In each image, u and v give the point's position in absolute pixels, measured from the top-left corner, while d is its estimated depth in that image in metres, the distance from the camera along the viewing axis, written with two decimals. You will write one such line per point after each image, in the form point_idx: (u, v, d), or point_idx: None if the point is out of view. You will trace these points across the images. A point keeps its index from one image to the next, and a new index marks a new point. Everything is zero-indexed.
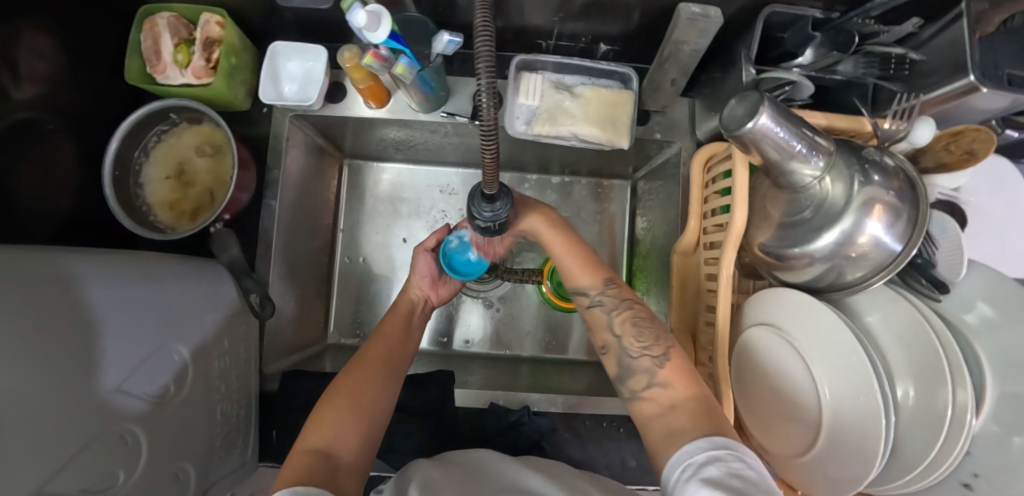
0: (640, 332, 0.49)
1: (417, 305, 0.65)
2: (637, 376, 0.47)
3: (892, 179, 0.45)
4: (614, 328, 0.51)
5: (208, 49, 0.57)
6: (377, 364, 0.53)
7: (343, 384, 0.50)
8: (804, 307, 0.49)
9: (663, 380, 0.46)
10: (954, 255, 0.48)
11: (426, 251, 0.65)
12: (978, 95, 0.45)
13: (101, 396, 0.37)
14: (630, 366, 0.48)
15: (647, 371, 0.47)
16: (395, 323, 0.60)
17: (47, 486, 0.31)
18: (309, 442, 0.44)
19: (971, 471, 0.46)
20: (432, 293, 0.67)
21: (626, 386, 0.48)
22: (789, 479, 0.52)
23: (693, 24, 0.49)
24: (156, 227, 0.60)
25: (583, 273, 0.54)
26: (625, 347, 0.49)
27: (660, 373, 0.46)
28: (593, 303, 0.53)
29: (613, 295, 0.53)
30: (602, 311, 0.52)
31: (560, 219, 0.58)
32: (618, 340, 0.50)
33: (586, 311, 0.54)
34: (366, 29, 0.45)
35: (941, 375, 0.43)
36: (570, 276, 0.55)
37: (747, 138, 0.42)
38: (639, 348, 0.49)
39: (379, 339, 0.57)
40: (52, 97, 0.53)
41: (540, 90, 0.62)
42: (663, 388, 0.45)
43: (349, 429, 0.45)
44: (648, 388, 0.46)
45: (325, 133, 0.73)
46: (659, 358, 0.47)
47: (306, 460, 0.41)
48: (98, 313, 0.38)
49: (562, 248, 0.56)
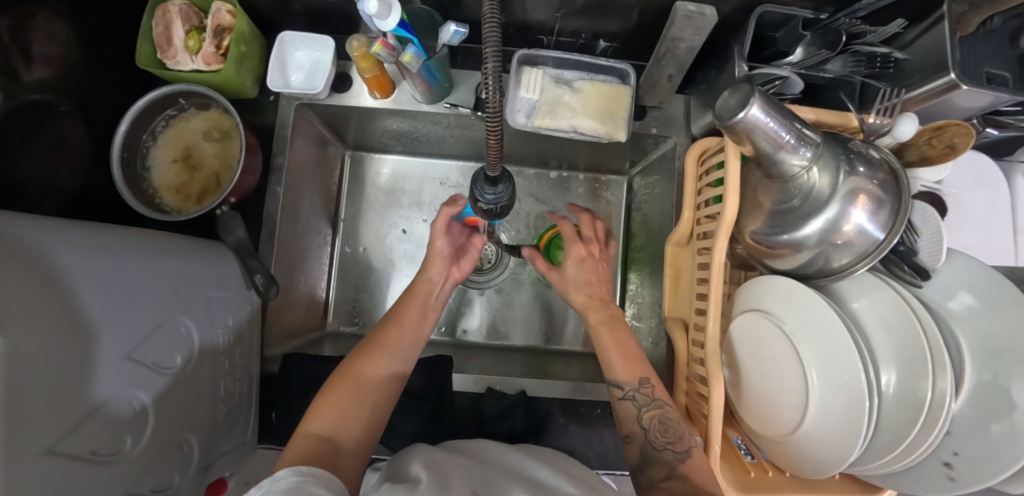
0: (667, 428, 0.51)
1: (435, 285, 0.63)
2: (659, 467, 0.49)
3: (876, 171, 0.48)
4: (641, 421, 0.52)
5: (219, 36, 0.59)
6: (384, 352, 0.53)
7: (345, 371, 0.51)
8: (794, 293, 0.51)
9: (682, 473, 0.47)
10: (934, 244, 0.50)
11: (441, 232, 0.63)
12: (959, 93, 0.48)
13: (110, 364, 0.38)
14: (652, 457, 0.50)
15: (668, 463, 0.48)
16: (414, 305, 0.60)
17: (57, 445, 0.32)
18: (312, 427, 0.45)
19: (951, 450, 0.47)
20: (453, 270, 0.65)
21: (647, 475, 0.49)
22: (778, 463, 0.53)
23: (690, 21, 0.52)
24: (162, 209, 0.61)
25: (625, 367, 0.56)
26: (650, 439, 0.51)
27: (682, 467, 0.48)
28: (626, 396, 0.54)
29: (645, 393, 0.53)
30: (633, 405, 0.53)
31: (615, 318, 0.61)
32: (643, 432, 0.52)
33: (616, 402, 0.55)
34: (377, 17, 0.47)
35: (921, 358, 0.45)
36: (609, 367, 0.57)
37: (740, 128, 0.44)
38: (663, 443, 0.50)
39: (393, 326, 0.57)
40: (62, 80, 0.55)
41: (541, 84, 0.64)
42: (680, 482, 0.46)
43: (352, 415, 0.47)
44: (666, 480, 0.47)
45: (329, 122, 0.74)
46: (682, 454, 0.49)
47: (308, 444, 0.43)
48: (105, 279, 0.39)
49: (611, 344, 0.58)
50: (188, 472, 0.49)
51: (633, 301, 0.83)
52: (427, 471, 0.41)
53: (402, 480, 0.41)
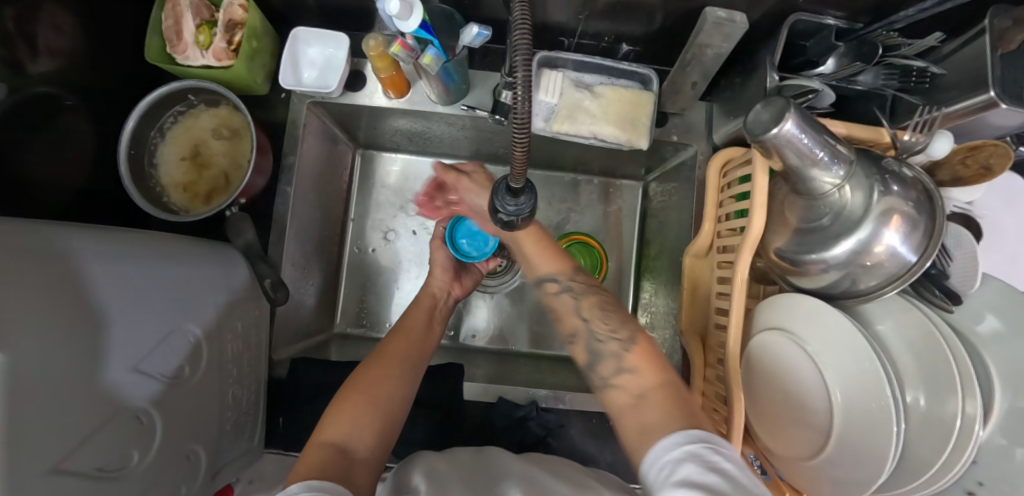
0: (607, 316, 0.50)
1: (439, 298, 0.68)
2: (607, 362, 0.47)
3: (910, 190, 0.46)
4: (581, 312, 0.52)
5: (230, 31, 0.57)
6: (397, 365, 0.54)
7: (358, 381, 0.50)
8: (817, 312, 0.50)
9: (631, 365, 0.46)
10: (968, 268, 0.49)
11: (439, 245, 0.71)
12: (996, 111, 0.46)
13: (115, 377, 0.36)
14: (599, 350, 0.48)
15: (615, 355, 0.47)
16: (419, 316, 0.63)
17: (63, 462, 0.31)
18: (325, 435, 0.44)
19: (976, 478, 0.47)
20: (454, 286, 0.71)
21: (597, 373, 0.48)
22: (794, 483, 0.52)
23: (719, 28, 0.50)
24: (170, 208, 0.59)
25: (550, 262, 0.56)
26: (592, 330, 0.50)
27: (628, 357, 0.46)
28: (563, 289, 0.54)
29: (580, 282, 0.54)
30: (570, 297, 0.53)
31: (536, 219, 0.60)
32: (585, 324, 0.51)
33: (553, 298, 0.55)
34: (398, 17, 0.45)
35: (951, 384, 0.44)
36: (537, 269, 0.57)
37: (771, 144, 0.43)
38: (606, 332, 0.49)
39: (402, 334, 0.59)
40: (69, 74, 0.53)
41: (560, 88, 0.62)
42: (631, 374, 0.45)
43: (365, 422, 0.46)
44: (618, 374, 0.46)
45: (340, 120, 0.72)
46: (626, 342, 0.47)
47: (324, 453, 0.41)
48: (110, 289, 0.37)
49: (533, 241, 0.58)
50: (196, 481, 0.48)
51: (645, 310, 0.82)
52: (427, 481, 0.40)
53: (408, 490, 0.39)
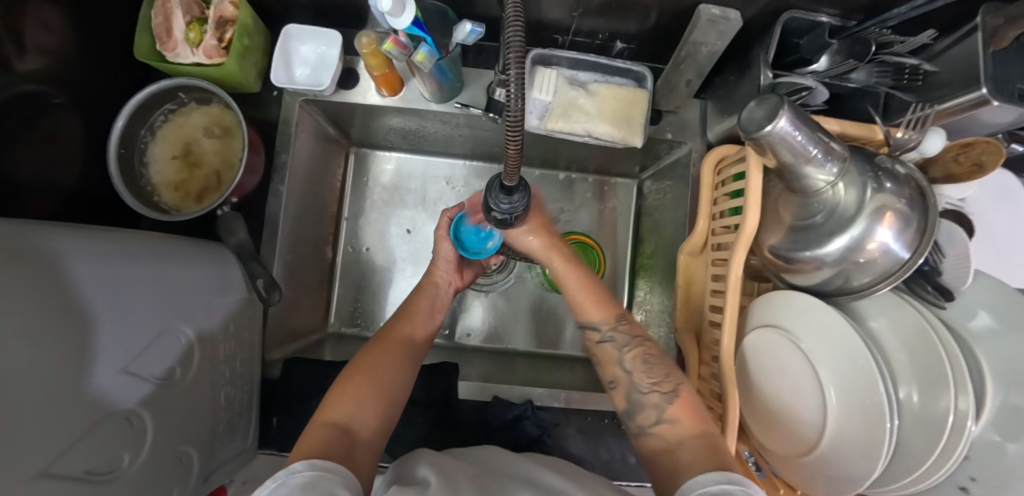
0: (651, 367, 0.49)
1: (440, 289, 0.65)
2: (647, 412, 0.48)
3: (903, 187, 0.46)
4: (624, 364, 0.51)
5: (221, 28, 0.57)
6: (398, 349, 0.53)
7: (362, 363, 0.50)
8: (812, 310, 0.50)
9: (672, 416, 0.46)
10: (961, 265, 0.49)
11: (443, 235, 0.64)
12: (988, 109, 0.46)
13: (104, 379, 0.36)
14: (640, 401, 0.48)
15: (656, 406, 0.47)
16: (423, 305, 0.62)
17: (52, 465, 0.31)
18: (328, 415, 0.44)
19: (969, 475, 0.47)
20: (456, 277, 0.67)
21: (635, 422, 0.48)
22: (789, 479, 0.52)
23: (713, 25, 0.50)
24: (160, 208, 0.58)
25: (596, 309, 0.55)
26: (634, 382, 0.49)
27: (671, 408, 0.46)
28: (605, 340, 0.53)
29: (622, 332, 0.53)
30: (613, 347, 0.52)
31: (574, 256, 0.58)
32: (628, 376, 0.50)
33: (595, 346, 0.54)
34: (391, 14, 0.44)
35: (944, 380, 0.44)
36: (581, 312, 0.55)
37: (765, 141, 0.42)
38: (648, 384, 0.49)
39: (404, 320, 0.59)
40: (57, 72, 0.52)
41: (554, 86, 0.62)
42: (671, 425, 0.45)
43: (367, 404, 0.46)
44: (657, 424, 0.46)
45: (334, 119, 0.72)
46: (669, 395, 0.47)
47: (325, 431, 0.41)
48: (99, 288, 0.37)
49: (576, 281, 0.57)
50: (188, 483, 0.47)
51: (641, 308, 0.82)
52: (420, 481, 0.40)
53: (411, 482, 0.39)
